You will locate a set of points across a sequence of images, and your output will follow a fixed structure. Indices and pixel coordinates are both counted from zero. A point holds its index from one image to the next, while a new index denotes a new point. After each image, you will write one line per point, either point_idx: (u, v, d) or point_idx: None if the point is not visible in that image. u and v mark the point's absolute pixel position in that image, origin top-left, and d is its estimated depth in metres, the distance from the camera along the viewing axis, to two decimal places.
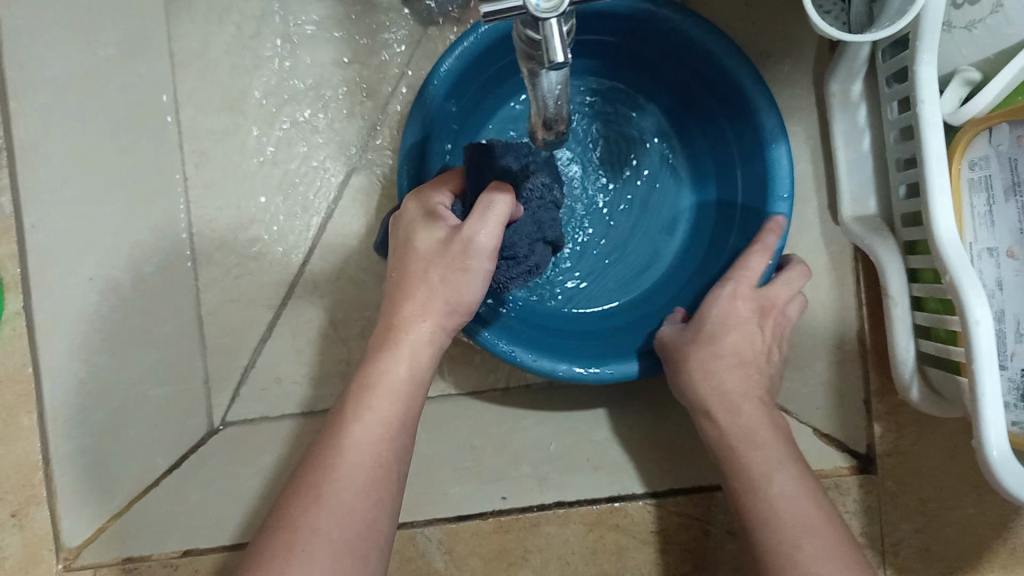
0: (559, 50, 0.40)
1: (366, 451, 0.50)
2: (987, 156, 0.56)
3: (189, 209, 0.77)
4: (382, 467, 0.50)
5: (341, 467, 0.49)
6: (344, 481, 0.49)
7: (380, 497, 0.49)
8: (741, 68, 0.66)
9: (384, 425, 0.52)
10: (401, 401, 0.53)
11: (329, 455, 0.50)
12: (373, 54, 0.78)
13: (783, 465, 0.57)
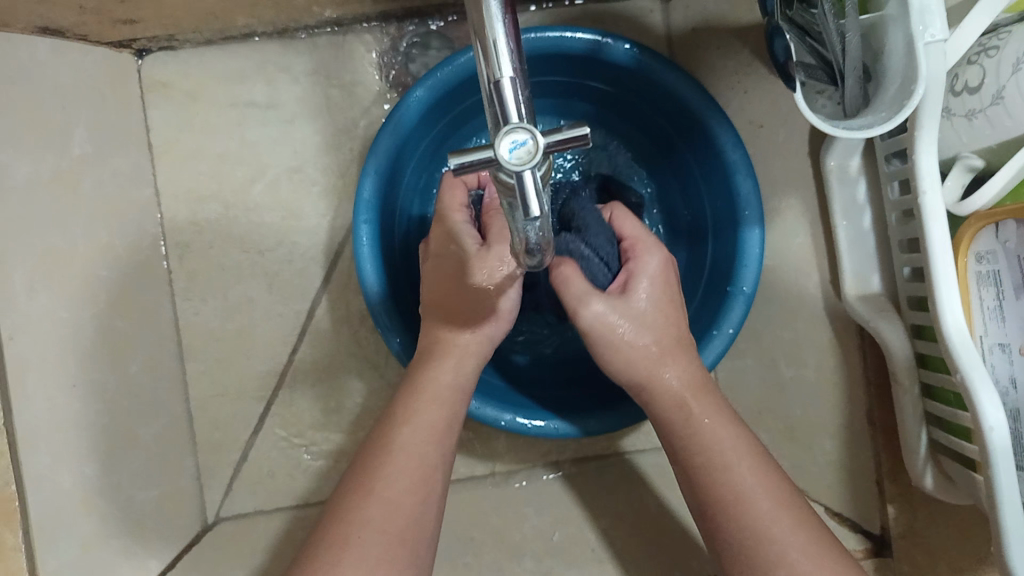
0: (534, 202, 0.37)
1: (419, 453, 0.53)
2: (995, 251, 0.54)
3: (173, 303, 0.76)
4: (427, 471, 0.53)
5: (389, 467, 0.52)
6: (394, 481, 0.51)
7: (425, 500, 0.52)
8: (714, 126, 0.64)
9: (431, 432, 0.55)
10: (451, 404, 0.56)
11: (386, 458, 0.53)
12: (357, 135, 0.76)
13: (736, 442, 0.54)
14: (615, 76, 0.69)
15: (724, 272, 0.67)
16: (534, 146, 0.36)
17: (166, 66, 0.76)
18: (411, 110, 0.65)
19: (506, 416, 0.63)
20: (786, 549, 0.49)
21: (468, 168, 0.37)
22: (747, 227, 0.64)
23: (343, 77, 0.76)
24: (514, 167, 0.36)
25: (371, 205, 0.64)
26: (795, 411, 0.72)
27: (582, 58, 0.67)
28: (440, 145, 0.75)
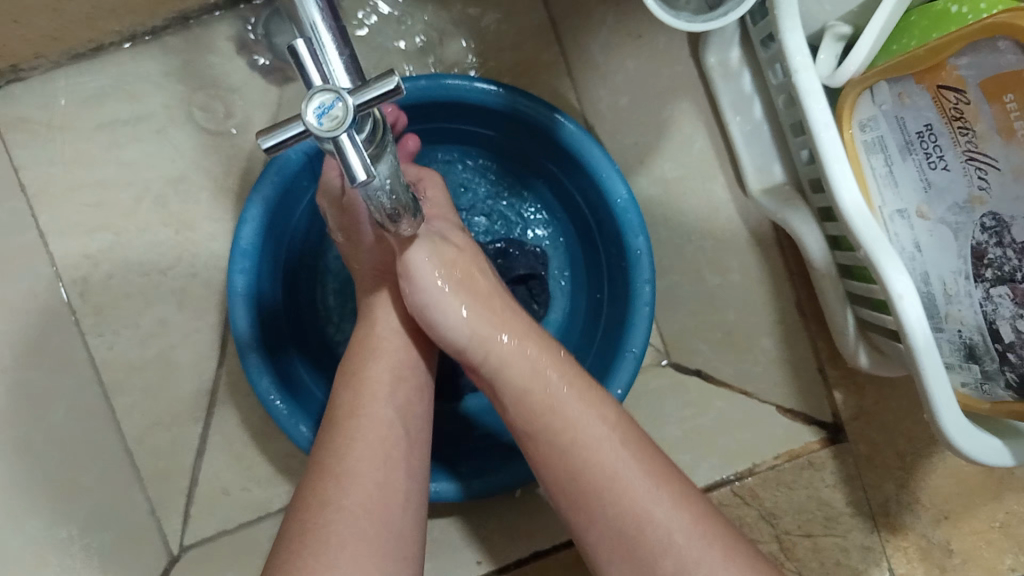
0: (359, 165, 0.35)
1: (382, 470, 0.48)
2: (876, 117, 0.52)
3: (85, 340, 0.72)
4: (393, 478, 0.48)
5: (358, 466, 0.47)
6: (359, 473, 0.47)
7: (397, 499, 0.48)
8: (586, 134, 0.66)
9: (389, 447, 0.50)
10: (409, 416, 0.52)
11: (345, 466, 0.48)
12: (233, 128, 0.73)
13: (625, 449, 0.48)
14: (491, 116, 0.69)
15: (620, 296, 0.69)
16: (343, 110, 0.35)
17: (20, 101, 0.72)
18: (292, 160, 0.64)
19: None
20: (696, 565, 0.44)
21: (283, 144, 0.35)
22: (616, 196, 0.66)
23: (208, 73, 0.73)
24: (328, 133, 0.35)
25: (248, 260, 0.63)
26: (730, 316, 0.72)
27: (455, 103, 0.67)
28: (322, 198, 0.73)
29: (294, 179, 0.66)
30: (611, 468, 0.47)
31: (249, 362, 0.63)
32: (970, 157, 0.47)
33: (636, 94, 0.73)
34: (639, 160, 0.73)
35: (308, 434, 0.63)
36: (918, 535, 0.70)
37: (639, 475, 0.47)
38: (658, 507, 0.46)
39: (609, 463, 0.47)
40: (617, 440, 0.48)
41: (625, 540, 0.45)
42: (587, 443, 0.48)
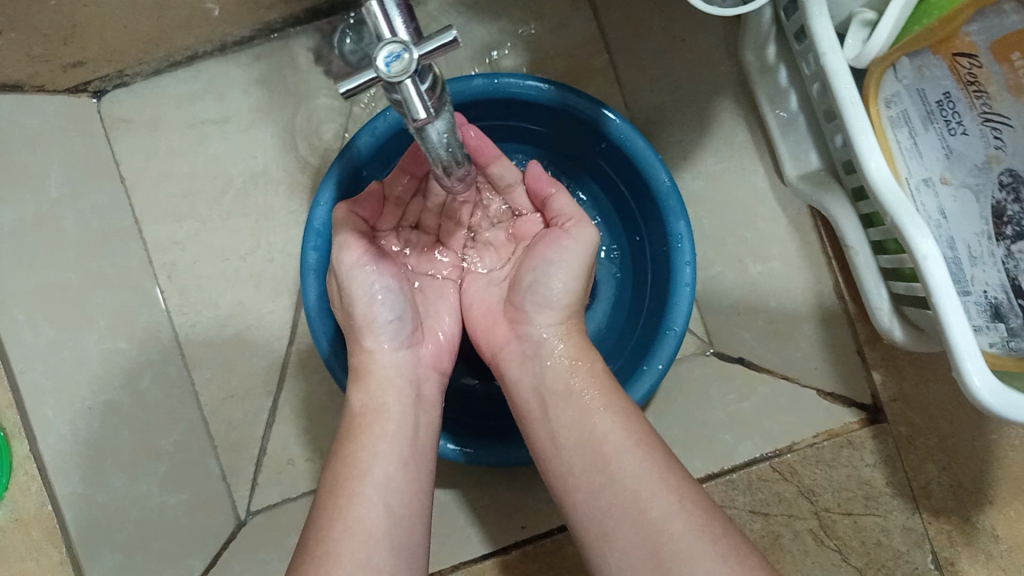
0: (419, 105, 0.42)
1: (376, 494, 0.51)
2: (899, 92, 0.56)
3: (171, 317, 0.80)
4: (396, 496, 0.52)
5: (358, 489, 0.51)
6: (362, 496, 0.51)
7: (400, 516, 0.51)
8: (631, 127, 0.71)
9: (393, 459, 0.54)
10: (413, 439, 0.56)
11: (360, 471, 0.53)
12: (309, 125, 0.81)
13: (641, 458, 0.51)
14: (544, 112, 0.75)
15: (663, 280, 0.73)
16: (409, 58, 0.41)
17: (123, 102, 0.80)
18: (362, 147, 0.71)
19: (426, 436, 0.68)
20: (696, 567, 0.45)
21: (357, 89, 0.42)
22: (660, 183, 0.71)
23: (286, 78, 0.81)
24: (395, 79, 0.41)
25: (320, 239, 0.69)
26: (771, 303, 0.75)
27: (513, 100, 0.73)
28: None
29: (364, 165, 0.72)
30: (624, 482, 0.50)
31: (317, 329, 0.69)
32: (987, 118, 0.55)
33: (680, 93, 0.78)
34: (684, 157, 0.78)
35: None
36: (962, 519, 0.71)
37: (658, 483, 0.50)
38: (666, 509, 0.48)
39: (621, 471, 0.51)
40: (631, 453, 0.51)
41: (664, 556, 0.46)
42: (607, 463, 0.51)
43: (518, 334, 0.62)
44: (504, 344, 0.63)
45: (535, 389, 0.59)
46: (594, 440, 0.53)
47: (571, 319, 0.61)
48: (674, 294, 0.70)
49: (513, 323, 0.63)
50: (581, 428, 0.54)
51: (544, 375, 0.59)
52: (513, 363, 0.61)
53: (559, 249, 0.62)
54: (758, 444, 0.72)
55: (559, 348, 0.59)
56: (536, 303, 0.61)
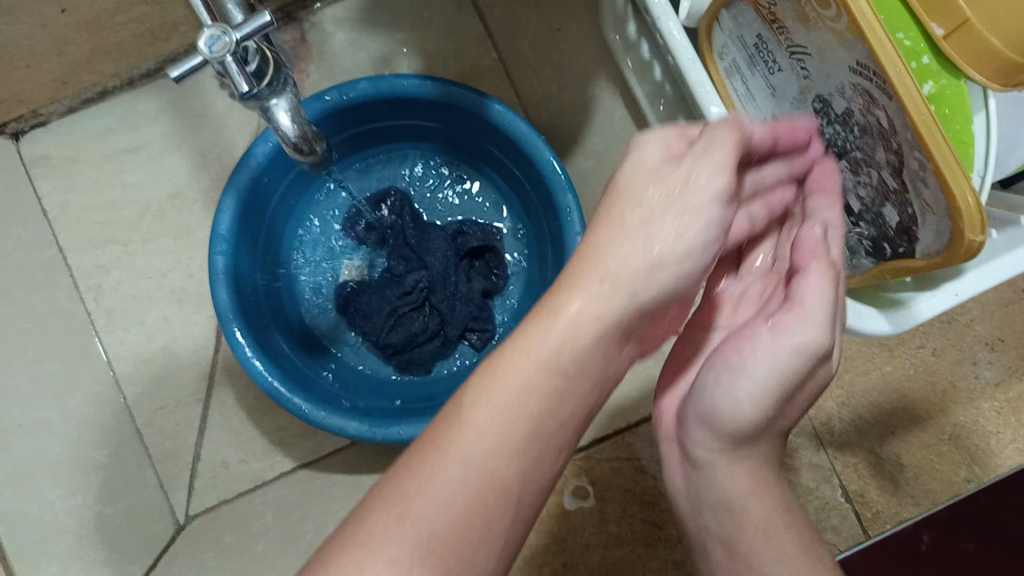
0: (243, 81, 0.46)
1: (484, 466, 0.39)
2: (727, 44, 0.60)
3: (99, 337, 0.82)
4: (483, 489, 0.39)
5: (446, 459, 0.39)
6: (432, 484, 0.38)
7: (481, 504, 0.39)
8: (512, 113, 0.75)
9: (497, 434, 0.40)
10: (536, 414, 0.41)
11: (438, 449, 0.40)
12: (219, 144, 0.85)
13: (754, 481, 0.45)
14: (433, 108, 0.79)
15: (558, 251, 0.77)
16: (230, 41, 0.44)
17: (42, 142, 0.85)
18: (261, 155, 0.74)
19: (340, 419, 0.71)
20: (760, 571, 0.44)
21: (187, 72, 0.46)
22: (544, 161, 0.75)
23: (193, 102, 0.85)
24: (218, 58, 0.44)
25: (226, 244, 0.73)
26: None
27: (400, 99, 0.77)
28: (294, 193, 0.83)
29: (265, 172, 0.76)
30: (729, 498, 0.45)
31: (230, 329, 0.72)
32: (793, 51, 0.54)
33: (562, 80, 0.83)
34: (574, 139, 0.83)
35: (283, 388, 0.71)
36: (866, 451, 0.74)
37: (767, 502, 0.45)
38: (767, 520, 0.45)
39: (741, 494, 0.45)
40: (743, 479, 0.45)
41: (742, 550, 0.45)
42: (714, 486, 0.46)
43: (695, 382, 0.47)
44: (696, 372, 0.49)
45: (688, 466, 0.48)
46: (738, 511, 0.45)
47: (762, 429, 0.44)
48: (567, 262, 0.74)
49: (704, 365, 0.46)
50: (710, 493, 0.46)
51: (689, 449, 0.47)
52: (677, 405, 0.49)
53: (779, 344, 0.42)
54: None
55: (706, 449, 0.45)
56: (705, 414, 0.44)
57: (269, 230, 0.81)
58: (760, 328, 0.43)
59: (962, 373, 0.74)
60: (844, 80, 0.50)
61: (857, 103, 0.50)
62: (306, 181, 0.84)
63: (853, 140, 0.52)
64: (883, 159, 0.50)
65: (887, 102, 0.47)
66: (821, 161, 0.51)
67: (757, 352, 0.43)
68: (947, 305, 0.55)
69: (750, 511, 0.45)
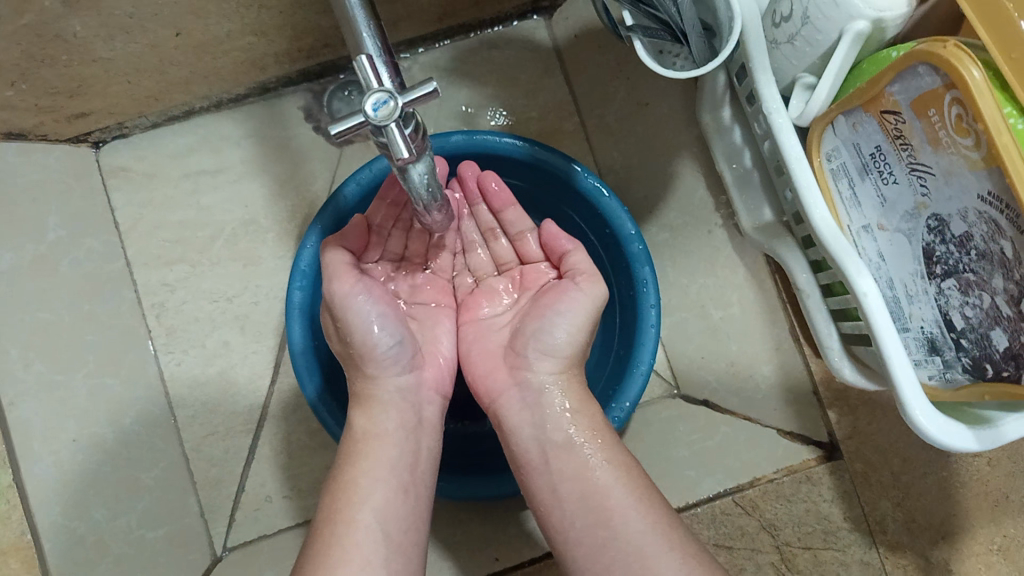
0: (403, 148, 0.47)
1: (381, 500, 0.57)
2: (837, 148, 0.62)
3: (156, 355, 0.82)
4: (400, 521, 0.57)
5: (360, 505, 0.57)
6: (355, 521, 0.56)
7: (399, 533, 0.57)
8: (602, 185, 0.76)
9: (391, 484, 0.59)
10: (411, 463, 0.61)
11: (351, 498, 0.57)
12: (298, 176, 0.86)
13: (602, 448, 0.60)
14: (521, 167, 0.80)
15: (631, 326, 0.77)
16: (394, 106, 0.46)
17: (122, 153, 0.84)
18: (349, 195, 0.75)
19: None
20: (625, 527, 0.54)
21: (346, 131, 0.47)
22: (628, 235, 0.76)
23: (276, 133, 0.85)
24: (381, 123, 0.46)
25: (306, 280, 0.73)
26: (732, 347, 0.80)
27: (492, 156, 0.78)
28: None
29: (350, 212, 0.77)
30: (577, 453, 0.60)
31: (301, 367, 0.72)
32: (912, 168, 0.55)
33: (643, 153, 0.85)
34: (649, 210, 0.84)
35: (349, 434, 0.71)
36: (916, 554, 0.73)
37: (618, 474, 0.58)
38: (618, 490, 0.57)
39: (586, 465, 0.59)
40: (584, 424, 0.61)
41: (598, 507, 0.56)
42: (566, 464, 0.59)
43: (518, 380, 0.65)
44: (502, 391, 0.65)
45: (535, 422, 0.62)
46: (591, 486, 0.57)
47: (571, 369, 0.65)
48: (642, 336, 0.74)
49: (511, 370, 0.66)
50: (556, 440, 0.61)
51: (543, 415, 0.62)
52: (512, 410, 0.64)
53: (568, 299, 0.65)
54: (720, 479, 0.76)
55: (557, 395, 0.63)
56: (539, 351, 0.64)
57: None
58: (570, 287, 0.66)
59: (1014, 486, 0.73)
60: (970, 205, 0.51)
61: (981, 229, 0.51)
62: None
63: (967, 263, 0.53)
64: (1000, 285, 0.51)
65: (1017, 235, 0.48)
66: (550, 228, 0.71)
67: (568, 300, 0.65)
68: None
69: (616, 483, 0.57)
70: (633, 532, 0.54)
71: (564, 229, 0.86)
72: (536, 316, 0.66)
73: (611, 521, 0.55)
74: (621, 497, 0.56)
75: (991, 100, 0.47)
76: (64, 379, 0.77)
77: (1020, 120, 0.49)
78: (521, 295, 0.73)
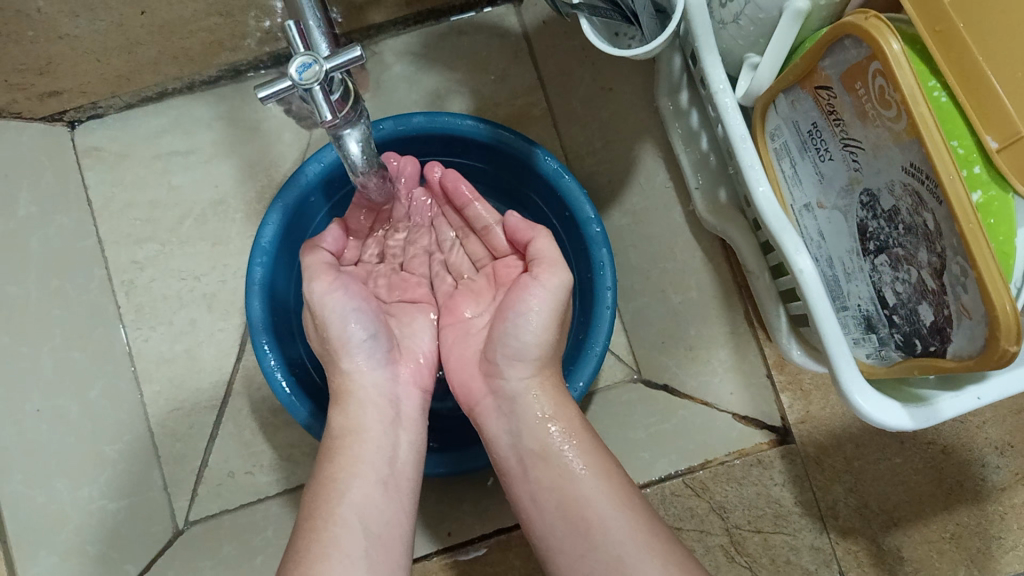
0: (328, 110, 0.49)
1: (360, 498, 0.55)
2: (779, 127, 0.62)
3: (125, 331, 0.84)
4: (379, 515, 0.55)
5: (336, 502, 0.54)
6: (331, 520, 0.53)
7: (382, 529, 0.54)
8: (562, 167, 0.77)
9: (368, 479, 0.57)
10: (393, 460, 0.59)
11: (329, 494, 0.55)
12: (267, 158, 0.87)
13: (581, 454, 0.57)
14: (484, 151, 0.81)
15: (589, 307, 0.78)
16: (319, 69, 0.47)
17: (96, 133, 0.86)
18: (311, 174, 0.76)
19: None
20: (608, 538, 0.51)
21: (275, 95, 0.48)
22: (586, 217, 0.77)
23: (247, 115, 0.87)
24: (306, 86, 0.47)
25: (266, 256, 0.75)
26: (690, 331, 0.80)
27: (453, 138, 0.79)
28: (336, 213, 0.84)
29: (312, 191, 0.78)
30: (557, 461, 0.56)
31: (259, 341, 0.73)
32: (845, 143, 0.55)
33: (608, 137, 0.86)
34: (613, 194, 0.85)
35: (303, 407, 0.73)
36: (868, 539, 0.73)
37: (599, 481, 0.55)
38: (601, 497, 0.54)
39: (564, 472, 0.56)
40: (561, 428, 0.58)
41: (574, 517, 0.53)
42: (546, 467, 0.56)
43: (494, 387, 0.62)
44: (479, 399, 0.64)
45: (510, 433, 0.60)
46: (569, 495, 0.54)
47: (545, 369, 0.61)
48: (596, 317, 0.75)
49: (488, 376, 0.63)
50: (531, 446, 0.58)
51: (520, 423, 0.59)
52: (490, 417, 0.62)
53: (529, 296, 0.61)
54: (673, 460, 0.76)
55: (531, 400, 0.60)
56: (509, 355, 0.61)
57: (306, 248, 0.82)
58: (527, 281, 0.62)
59: (970, 473, 0.73)
60: (896, 178, 0.52)
61: (906, 202, 0.51)
62: (350, 204, 0.85)
63: (896, 237, 0.53)
64: (925, 259, 0.51)
65: (937, 205, 0.48)
66: (513, 218, 0.66)
67: (529, 298, 0.61)
68: (968, 406, 0.56)
69: (595, 492, 0.54)
70: (617, 542, 0.51)
71: (527, 212, 0.87)
72: (502, 316, 0.63)
73: (591, 532, 0.52)
74: (601, 507, 0.53)
75: (910, 72, 0.47)
76: (30, 351, 0.80)
77: (944, 92, 0.49)
78: (497, 293, 0.69)
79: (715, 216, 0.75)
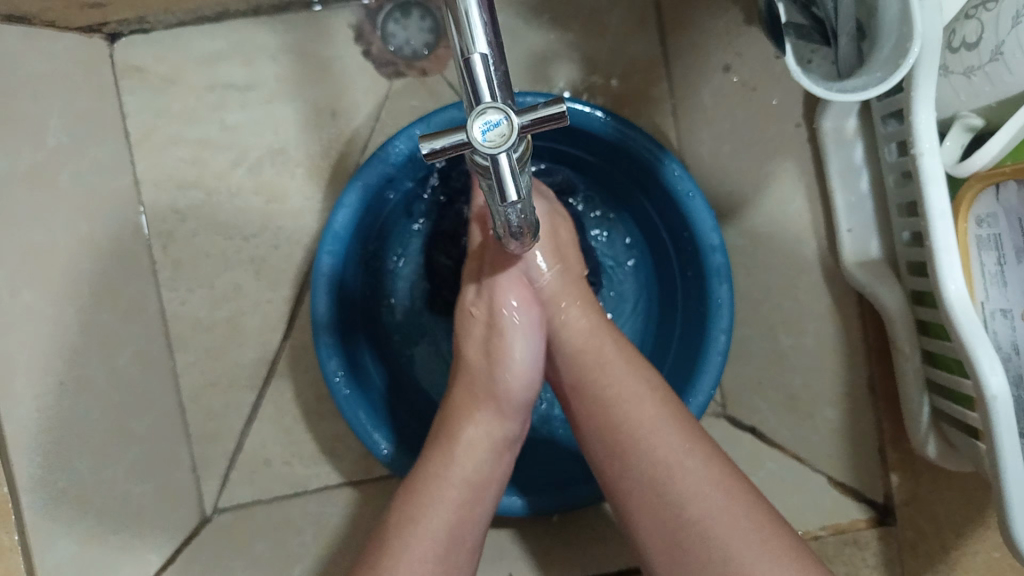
0: (511, 184, 0.35)
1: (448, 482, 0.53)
2: (995, 214, 0.53)
3: (159, 290, 0.74)
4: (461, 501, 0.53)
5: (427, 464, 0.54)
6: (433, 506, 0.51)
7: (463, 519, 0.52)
8: (686, 181, 0.65)
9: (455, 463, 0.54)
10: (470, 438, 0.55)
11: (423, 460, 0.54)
12: (337, 106, 0.75)
13: (694, 455, 0.49)
14: (603, 147, 0.69)
15: (692, 345, 0.67)
16: (508, 127, 0.34)
17: (141, 50, 0.74)
18: (399, 153, 0.64)
19: None
20: (735, 541, 0.45)
21: (442, 153, 0.35)
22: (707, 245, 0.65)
23: (318, 53, 0.74)
24: (488, 150, 0.34)
25: (338, 242, 0.64)
26: (795, 380, 0.72)
27: (568, 127, 0.68)
28: (416, 191, 0.73)
29: (398, 170, 0.66)
30: (674, 472, 0.49)
31: (321, 340, 0.63)
32: None
33: (741, 143, 0.73)
34: (731, 211, 0.73)
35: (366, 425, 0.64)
36: None
37: (722, 485, 0.48)
38: (707, 489, 0.48)
39: (685, 480, 0.48)
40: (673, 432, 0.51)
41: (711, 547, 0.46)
42: (664, 473, 0.49)
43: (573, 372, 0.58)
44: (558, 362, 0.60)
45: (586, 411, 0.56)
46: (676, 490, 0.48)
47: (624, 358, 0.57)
48: (702, 362, 0.64)
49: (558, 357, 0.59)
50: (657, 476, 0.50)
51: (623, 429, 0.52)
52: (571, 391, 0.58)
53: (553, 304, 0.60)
54: None
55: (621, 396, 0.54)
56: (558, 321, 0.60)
57: (377, 230, 0.71)
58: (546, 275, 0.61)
59: None
60: None
61: None
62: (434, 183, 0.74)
63: None
64: None
65: None
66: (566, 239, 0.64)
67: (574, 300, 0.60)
68: None
69: (718, 518, 0.46)
70: (726, 535, 0.46)
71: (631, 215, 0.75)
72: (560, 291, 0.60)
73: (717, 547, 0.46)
74: (746, 547, 0.45)
75: None
76: (53, 310, 0.63)
77: None
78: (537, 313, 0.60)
79: (867, 268, 0.66)
